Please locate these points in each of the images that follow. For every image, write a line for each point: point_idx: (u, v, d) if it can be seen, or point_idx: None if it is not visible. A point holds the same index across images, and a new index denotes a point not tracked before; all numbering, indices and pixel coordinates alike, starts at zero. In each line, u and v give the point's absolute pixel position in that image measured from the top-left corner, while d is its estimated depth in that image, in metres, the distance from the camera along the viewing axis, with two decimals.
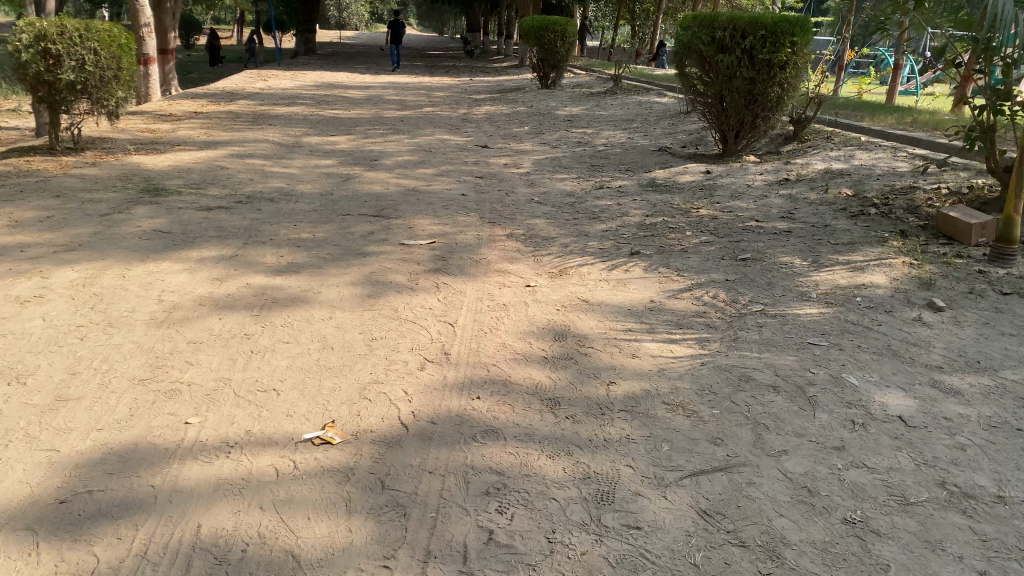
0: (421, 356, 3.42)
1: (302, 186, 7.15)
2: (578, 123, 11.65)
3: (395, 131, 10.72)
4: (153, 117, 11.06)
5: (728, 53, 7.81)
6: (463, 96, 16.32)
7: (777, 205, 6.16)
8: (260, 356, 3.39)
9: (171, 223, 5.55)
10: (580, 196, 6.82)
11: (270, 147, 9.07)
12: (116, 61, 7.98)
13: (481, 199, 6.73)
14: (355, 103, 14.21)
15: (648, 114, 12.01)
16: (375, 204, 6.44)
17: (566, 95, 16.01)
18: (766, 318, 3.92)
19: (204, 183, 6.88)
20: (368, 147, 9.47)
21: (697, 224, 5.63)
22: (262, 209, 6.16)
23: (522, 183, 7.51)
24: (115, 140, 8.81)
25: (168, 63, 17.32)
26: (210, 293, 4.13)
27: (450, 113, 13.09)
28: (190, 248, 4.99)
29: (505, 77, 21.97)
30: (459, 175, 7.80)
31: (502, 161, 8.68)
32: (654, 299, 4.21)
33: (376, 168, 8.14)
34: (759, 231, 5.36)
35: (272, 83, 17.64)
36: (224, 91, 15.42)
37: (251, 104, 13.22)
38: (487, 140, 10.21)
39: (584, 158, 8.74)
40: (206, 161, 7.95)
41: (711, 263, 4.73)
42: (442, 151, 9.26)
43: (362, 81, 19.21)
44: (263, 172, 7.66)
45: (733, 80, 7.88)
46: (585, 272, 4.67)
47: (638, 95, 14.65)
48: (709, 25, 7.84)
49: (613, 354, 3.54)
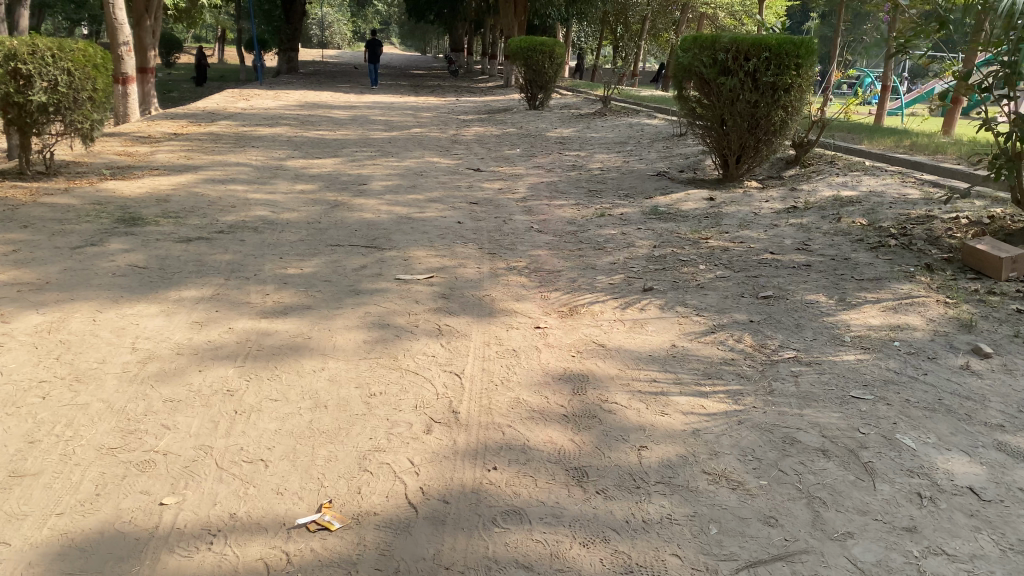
0: (427, 417, 3.06)
1: (288, 214, 6.78)
2: (570, 146, 11.37)
3: (382, 154, 10.38)
4: (132, 139, 10.68)
5: (730, 76, 7.53)
6: (449, 117, 16.06)
7: (790, 235, 5.86)
8: (245, 417, 3.01)
9: (147, 257, 5.17)
10: (582, 224, 6.49)
11: (254, 171, 8.71)
12: (91, 81, 7.58)
13: (478, 228, 6.39)
14: (340, 123, 13.90)
15: (641, 137, 11.74)
16: (366, 233, 6.09)
17: (555, 115, 15.73)
18: (800, 365, 3.59)
19: (183, 212, 6.50)
20: (355, 170, 9.13)
21: (709, 256, 5.31)
22: (245, 240, 5.79)
23: (519, 209, 7.19)
24: (91, 164, 8.42)
25: (147, 82, 16.88)
26: (190, 340, 3.75)
27: (438, 134, 12.78)
28: (168, 287, 4.61)
29: (491, 96, 21.71)
30: (452, 201, 7.47)
31: (495, 186, 8.36)
32: (675, 343, 3.87)
33: (365, 193, 7.79)
34: (776, 265, 5.05)
35: (255, 103, 17.32)
36: (205, 111, 15.03)
37: (233, 125, 12.87)
38: (479, 163, 9.90)
39: (581, 182, 8.43)
40: (186, 187, 7.58)
41: (732, 301, 4.40)
42: (432, 175, 8.92)
43: (346, 101, 18.88)
44: (246, 198, 7.29)
45: (735, 103, 7.60)
46: (596, 311, 4.33)
47: (629, 116, 14.45)
48: (711, 46, 7.56)
49: (638, 411, 3.19)
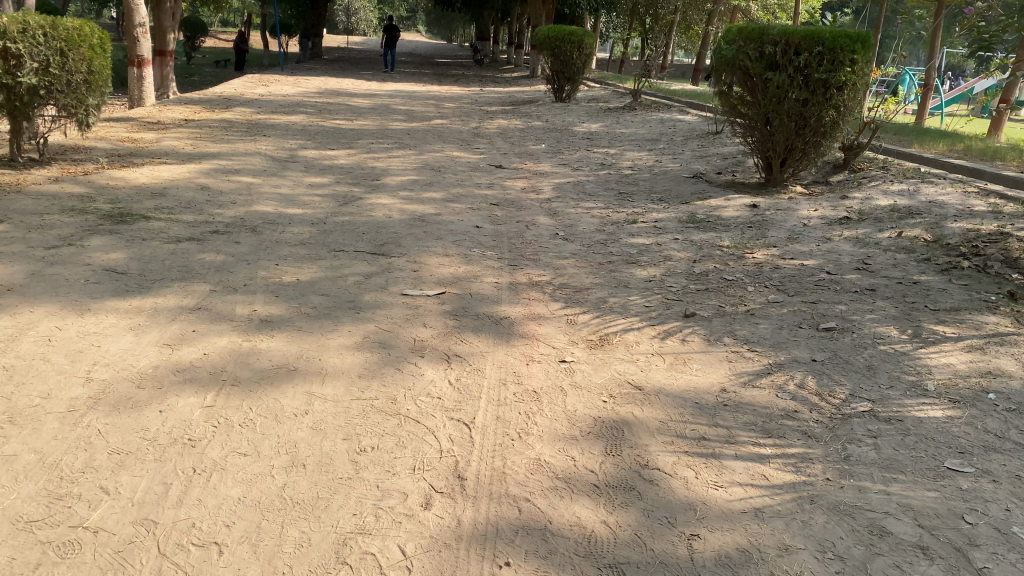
0: (426, 484, 2.49)
1: (292, 210, 6.22)
2: (599, 142, 10.76)
3: (400, 146, 9.81)
4: (139, 124, 10.20)
5: (778, 72, 6.90)
6: (473, 108, 15.48)
7: (846, 251, 5.23)
8: (205, 479, 2.46)
9: (128, 260, 4.62)
10: (612, 231, 5.90)
11: (263, 161, 8.15)
12: (87, 64, 7.06)
13: (498, 233, 5.80)
14: (359, 112, 13.36)
15: (674, 134, 11.09)
16: (374, 237, 5.51)
17: (582, 109, 15.11)
18: (879, 423, 2.98)
19: (178, 206, 5.95)
20: (370, 163, 8.57)
21: (758, 276, 4.70)
22: (240, 240, 5.23)
23: (543, 212, 6.59)
24: (89, 151, 7.92)
25: (164, 66, 16.38)
26: (156, 365, 3.20)
27: (460, 127, 12.18)
28: (144, 294, 4.06)
29: (517, 87, 21.06)
30: (471, 201, 6.90)
31: (518, 184, 7.78)
32: (725, 387, 3.28)
33: (379, 190, 7.21)
34: (836, 288, 4.43)
35: (274, 89, 16.82)
36: (221, 97, 14.49)
37: (248, 112, 12.36)
38: (502, 158, 9.31)
39: (610, 183, 7.83)
40: (187, 178, 7.05)
41: (788, 335, 3.80)
42: (452, 171, 8.33)
43: (367, 89, 18.31)
44: (250, 192, 6.74)
45: (783, 101, 6.98)
46: (631, 340, 3.74)
47: (659, 111, 13.81)
48: (757, 39, 6.92)
49: (685, 480, 2.60)
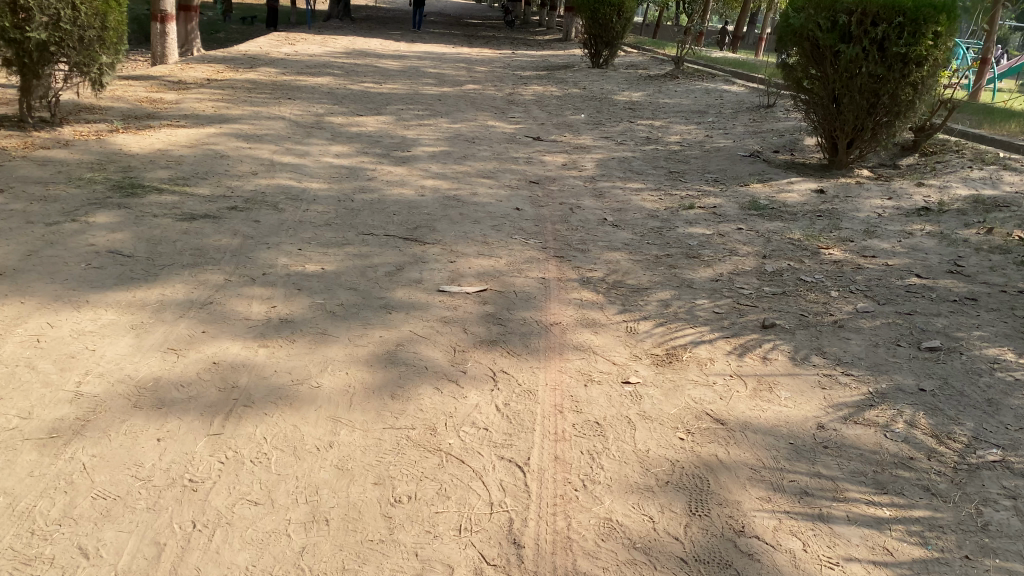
0: (475, 554, 2.03)
1: (317, 185, 5.75)
2: (641, 113, 10.16)
3: (432, 113, 9.28)
4: (159, 83, 9.74)
5: (851, 44, 6.27)
6: (506, 72, 14.85)
7: (932, 250, 4.67)
8: (207, 538, 2.02)
9: (136, 240, 4.17)
10: (665, 217, 5.37)
11: (287, 127, 7.67)
12: (100, 19, 6.49)
13: (541, 217, 5.30)
14: (389, 75, 12.81)
15: (721, 106, 10.45)
16: (406, 218, 5.03)
17: (621, 76, 14.44)
18: (1016, 478, 2.47)
19: (194, 177, 5.49)
20: (400, 132, 8.06)
21: (839, 278, 4.17)
22: (260, 219, 4.77)
23: (588, 192, 6.06)
24: (104, 112, 7.47)
25: (190, 22, 15.87)
26: (157, 377, 2.75)
27: (493, 93, 11.61)
28: (151, 283, 3.61)
29: (550, 52, 20.32)
30: (509, 178, 6.38)
31: (558, 159, 7.24)
32: (822, 422, 2.78)
33: (410, 162, 6.72)
34: (931, 295, 3.89)
35: (301, 47, 16.29)
36: (245, 56, 13.99)
37: (274, 72, 11.85)
38: (539, 130, 8.76)
39: (658, 161, 7.27)
40: (205, 144, 6.58)
41: (886, 356, 3.28)
42: (487, 142, 7.81)
43: (396, 50, 17.71)
44: (273, 162, 6.27)
45: (855, 76, 6.37)
46: (702, 358, 3.24)
47: (703, 81, 13.11)
48: (829, 7, 6.29)
49: (792, 554, 2.12)
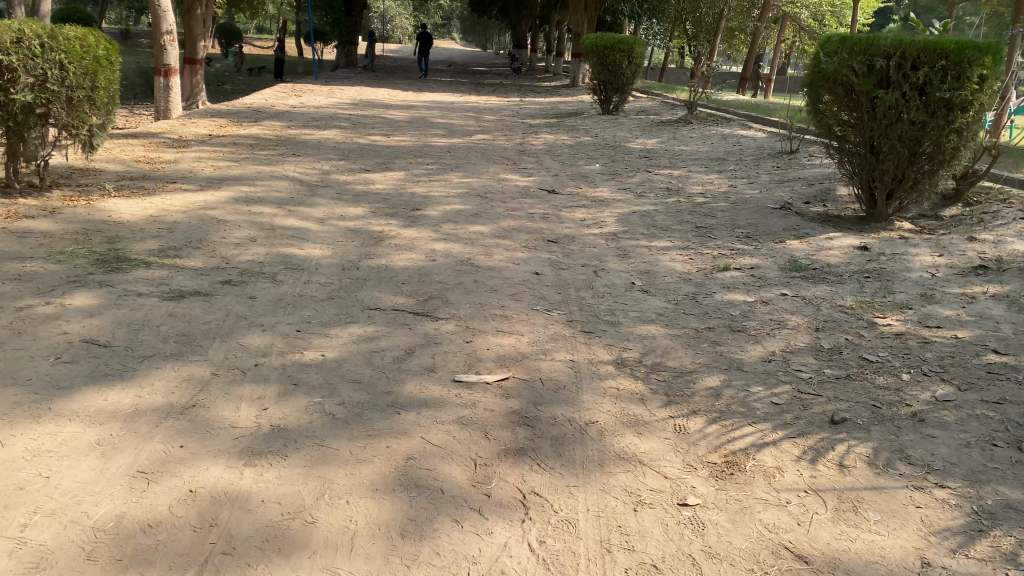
0: None
1: (319, 251, 5.33)
2: (658, 161, 9.78)
3: (441, 167, 8.92)
4: (159, 141, 9.43)
5: (890, 90, 5.87)
6: (516, 121, 14.58)
7: (1003, 316, 4.18)
8: None
9: (114, 326, 3.73)
10: (699, 281, 4.92)
11: (290, 186, 7.30)
12: (88, 78, 6.16)
13: (563, 283, 4.85)
14: (396, 126, 12.52)
15: (741, 153, 10.07)
16: (416, 288, 4.59)
17: (633, 122, 14.14)
18: None
19: (186, 247, 5.08)
20: (408, 188, 7.68)
21: (907, 355, 3.68)
22: (256, 294, 4.33)
23: (611, 251, 5.62)
24: (97, 175, 7.10)
25: (196, 74, 15.69)
26: (119, 515, 2.29)
27: (504, 143, 11.28)
28: (126, 381, 3.17)
29: (559, 98, 20.09)
30: (526, 237, 5.95)
31: (576, 215, 6.82)
32: (927, 557, 2.28)
33: (419, 222, 6.31)
34: (1019, 377, 3.39)
35: (307, 99, 16.09)
36: (250, 109, 13.76)
37: (278, 126, 11.57)
38: (554, 182, 8.36)
39: (683, 215, 6.84)
40: (201, 208, 6.19)
41: (985, 459, 2.78)
42: (499, 197, 7.41)
43: (403, 100, 17.53)
44: (273, 226, 5.87)
45: (895, 123, 5.95)
46: (767, 466, 2.75)
47: (718, 126, 12.78)
48: (865, 51, 5.90)
49: None
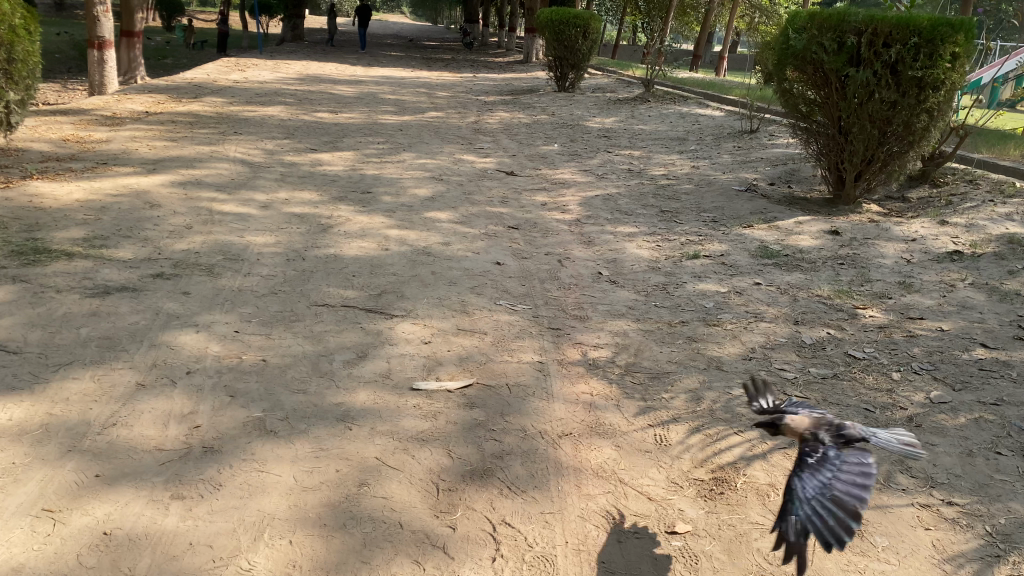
0: None
1: (262, 240, 4.94)
2: (618, 141, 9.52)
3: (393, 146, 8.53)
4: (91, 119, 8.87)
5: (861, 68, 5.65)
6: (470, 98, 14.19)
7: (986, 306, 4.00)
8: None
9: (28, 327, 3.33)
10: (669, 269, 4.66)
11: (232, 167, 6.86)
12: (5, 49, 5.61)
13: (526, 273, 4.55)
14: (346, 103, 12.05)
15: (702, 133, 9.85)
16: (368, 281, 4.24)
17: (590, 100, 13.86)
18: None
19: (115, 235, 4.65)
20: (358, 169, 7.28)
21: (894, 352, 3.46)
22: (191, 289, 3.95)
23: (575, 238, 5.33)
24: (19, 156, 6.57)
25: (133, 48, 14.90)
26: (17, 568, 1.94)
27: (457, 121, 10.91)
28: (36, 393, 2.78)
29: (512, 75, 19.68)
30: (485, 223, 5.63)
31: (536, 199, 6.52)
32: None
33: (371, 206, 5.94)
34: (1014, 374, 3.19)
35: (251, 74, 15.48)
36: (190, 84, 13.14)
37: (220, 102, 11.02)
38: (512, 162, 8.04)
39: (647, 197, 6.59)
40: (133, 192, 5.73)
41: (991, 470, 2.57)
42: (455, 179, 7.07)
43: (352, 75, 16.99)
44: (212, 211, 5.45)
45: (866, 102, 5.74)
46: (760, 484, 2.50)
47: (676, 105, 12.56)
48: (835, 27, 5.68)
49: None
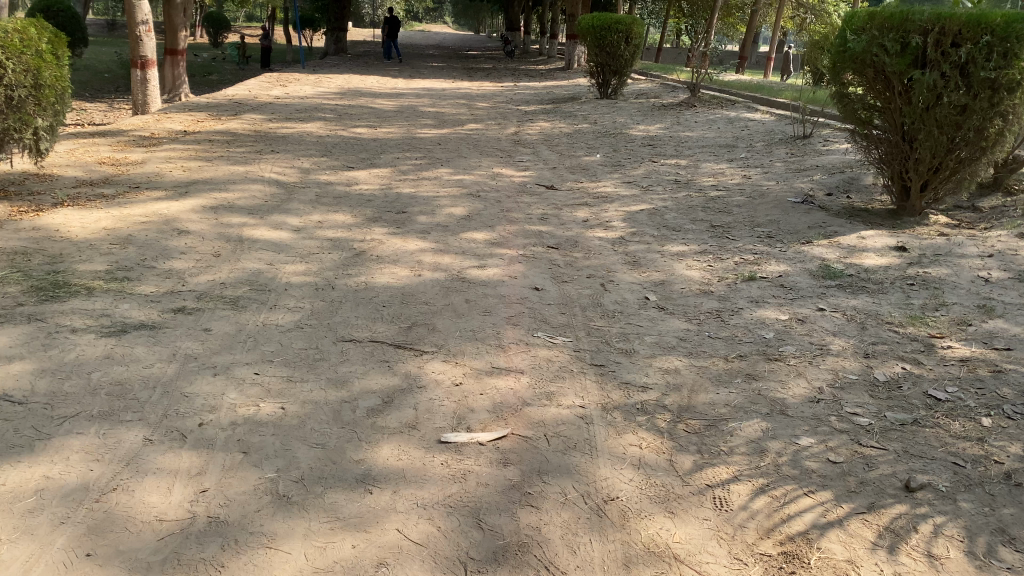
0: None
1: (291, 267, 4.73)
2: (664, 150, 9.18)
3: (430, 161, 8.31)
4: (129, 141, 8.83)
5: (927, 70, 5.24)
6: (510, 108, 13.95)
7: None
8: None
9: (36, 372, 3.14)
10: (722, 293, 4.32)
11: (265, 188, 6.70)
12: (31, 75, 5.50)
13: (567, 300, 4.26)
14: (385, 117, 11.90)
15: (751, 139, 9.45)
16: (399, 312, 3.99)
17: (633, 107, 13.53)
18: None
19: (139, 266, 4.48)
20: (394, 187, 7.07)
21: (981, 391, 3.09)
22: (212, 325, 3.74)
23: (620, 258, 5.02)
24: (53, 183, 6.50)
25: (177, 65, 14.96)
26: None
27: (497, 132, 10.65)
28: (35, 452, 2.57)
29: (553, 82, 19.40)
30: (524, 243, 5.35)
31: (578, 215, 6.23)
32: None
33: (406, 228, 5.71)
34: None
35: (292, 89, 15.46)
36: (230, 101, 13.13)
37: (259, 119, 10.95)
38: (553, 176, 7.76)
39: (695, 211, 6.25)
40: (163, 218, 5.58)
41: None
42: (494, 195, 6.81)
43: (393, 88, 16.89)
44: (241, 237, 5.27)
45: (933, 106, 5.32)
46: (837, 561, 2.17)
47: (724, 110, 12.16)
48: (898, 27, 5.27)
49: None
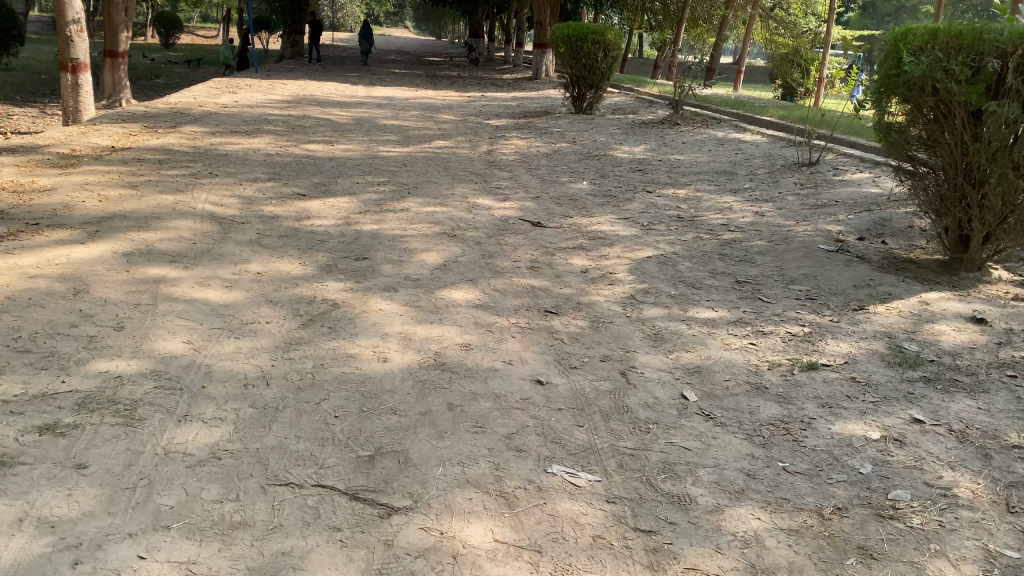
0: None
1: (216, 346, 3.63)
2: (656, 175, 8.22)
3: (396, 188, 7.24)
4: (44, 159, 7.61)
5: (1003, 101, 4.30)
6: (479, 122, 12.91)
7: None
8: None
9: None
10: (781, 391, 3.33)
11: (196, 224, 5.57)
12: None
13: (582, 401, 3.23)
14: (343, 130, 10.78)
15: (751, 165, 8.54)
16: (358, 429, 2.91)
17: (613, 123, 12.57)
18: None
19: (6, 352, 3.35)
20: (353, 222, 5.98)
21: None
22: (91, 457, 2.63)
23: (637, 331, 4.01)
24: None
25: (117, 69, 13.62)
26: None
27: (468, 152, 9.61)
28: None
29: (523, 93, 18.41)
30: (515, 307, 4.30)
31: (574, 262, 5.21)
32: None
33: (367, 282, 4.63)
34: None
35: (242, 97, 14.25)
36: (173, 110, 11.89)
37: (201, 132, 9.75)
38: (537, 207, 6.74)
39: (713, 259, 5.27)
40: (57, 269, 4.43)
41: None
42: (472, 235, 5.76)
43: (352, 97, 15.77)
44: (156, 299, 4.14)
45: (1008, 146, 4.38)
46: None
47: (713, 128, 11.24)
48: (969, 48, 4.35)
49: None
